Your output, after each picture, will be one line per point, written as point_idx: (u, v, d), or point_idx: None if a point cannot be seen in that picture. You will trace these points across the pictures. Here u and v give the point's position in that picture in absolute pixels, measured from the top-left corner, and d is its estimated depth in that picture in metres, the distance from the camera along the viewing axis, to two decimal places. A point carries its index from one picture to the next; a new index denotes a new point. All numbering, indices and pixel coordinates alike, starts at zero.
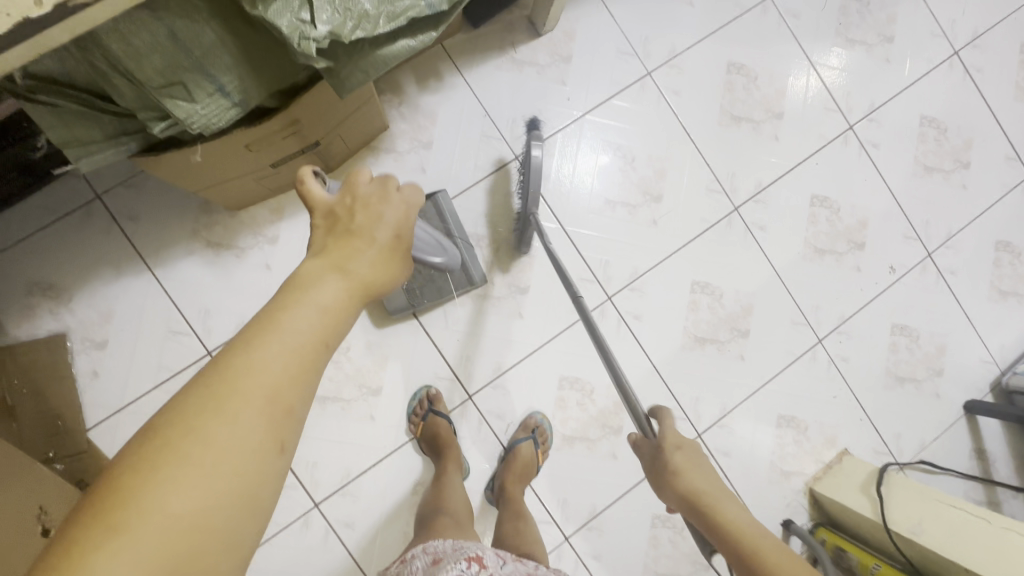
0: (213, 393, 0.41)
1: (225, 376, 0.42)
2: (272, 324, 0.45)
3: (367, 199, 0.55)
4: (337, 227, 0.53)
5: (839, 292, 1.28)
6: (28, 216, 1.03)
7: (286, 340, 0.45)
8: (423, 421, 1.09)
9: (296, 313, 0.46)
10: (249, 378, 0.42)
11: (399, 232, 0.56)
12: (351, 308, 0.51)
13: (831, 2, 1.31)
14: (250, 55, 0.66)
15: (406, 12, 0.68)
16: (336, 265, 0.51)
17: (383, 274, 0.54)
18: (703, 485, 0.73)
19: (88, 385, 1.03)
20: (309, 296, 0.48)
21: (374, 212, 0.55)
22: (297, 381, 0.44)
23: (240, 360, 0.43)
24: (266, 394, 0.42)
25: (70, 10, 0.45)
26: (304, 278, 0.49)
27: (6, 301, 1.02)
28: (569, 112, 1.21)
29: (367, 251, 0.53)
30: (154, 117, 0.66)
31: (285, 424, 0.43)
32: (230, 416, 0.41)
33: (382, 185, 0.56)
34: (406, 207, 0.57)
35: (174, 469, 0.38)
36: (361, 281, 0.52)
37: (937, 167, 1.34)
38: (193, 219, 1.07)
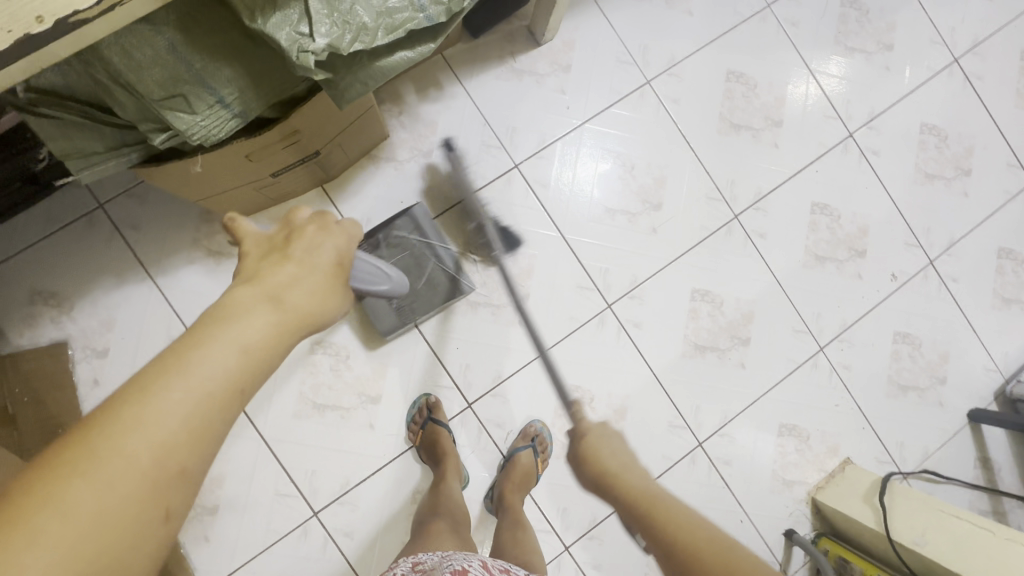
0: (105, 437, 0.38)
1: (121, 418, 0.39)
2: (183, 363, 0.42)
3: (307, 232, 0.56)
4: (273, 257, 0.53)
5: (840, 299, 1.27)
6: (31, 225, 1.04)
7: (197, 381, 0.42)
8: (422, 428, 1.09)
9: (211, 349, 0.44)
10: (148, 423, 0.39)
11: (336, 266, 0.56)
12: (278, 344, 0.48)
13: (830, 10, 1.31)
14: (250, 67, 0.67)
15: (404, 24, 0.69)
16: (269, 296, 0.50)
17: (318, 309, 0.53)
18: (611, 464, 0.72)
19: (88, 394, 1.04)
20: (229, 332, 0.45)
21: (311, 245, 0.55)
22: (203, 427, 0.42)
23: (142, 401, 0.40)
24: (166, 440, 0.40)
25: (70, 25, 0.46)
26: (228, 308, 0.47)
27: (8, 309, 1.03)
28: (568, 121, 1.21)
29: (302, 283, 0.52)
30: (155, 129, 0.66)
31: (185, 471, 0.41)
32: (121, 463, 0.38)
33: (320, 220, 0.57)
34: (344, 243, 0.58)
35: (43, 524, 0.35)
36: (294, 315, 0.50)
37: (937, 174, 1.34)
38: (194, 228, 1.08)
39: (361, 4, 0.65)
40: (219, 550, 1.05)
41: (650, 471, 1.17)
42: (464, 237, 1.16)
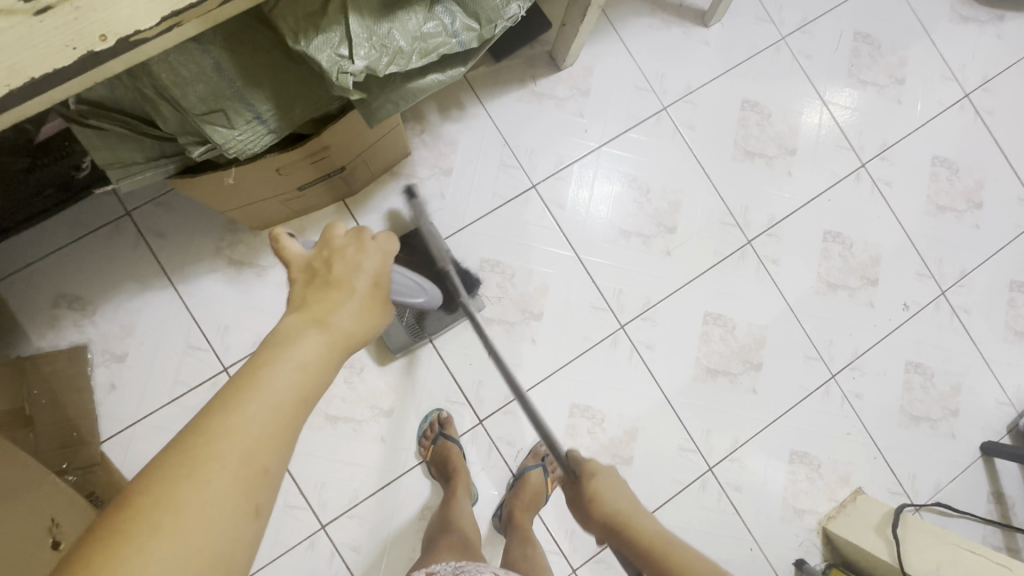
0: (188, 457, 0.41)
1: (202, 437, 0.42)
2: (251, 384, 0.45)
3: (347, 250, 0.56)
4: (318, 279, 0.55)
5: (852, 326, 1.28)
6: (58, 229, 1.06)
7: (265, 399, 0.45)
8: (433, 444, 1.09)
9: (274, 370, 0.47)
10: (229, 438, 0.42)
11: (378, 279, 0.57)
12: (333, 361, 0.51)
13: (842, 45, 1.35)
14: (288, 85, 0.69)
15: (437, 48, 0.71)
16: (317, 318, 0.52)
17: (365, 325, 0.54)
18: (619, 506, 0.81)
19: (105, 397, 1.05)
20: (289, 352, 0.48)
21: (352, 262, 0.56)
22: (274, 440, 0.44)
23: (218, 422, 0.42)
24: (243, 455, 0.42)
25: (129, 45, 0.48)
26: (284, 333, 0.50)
27: (31, 311, 1.04)
28: (586, 143, 1.24)
29: (349, 301, 0.54)
30: (194, 142, 0.69)
31: (263, 482, 0.43)
32: (207, 480, 0.40)
33: (357, 236, 0.57)
34: (386, 254, 0.58)
35: (146, 536, 0.38)
36: (345, 331, 0.52)
37: (949, 207, 1.35)
38: (217, 237, 1.10)
39: (398, 29, 0.68)
40: None
41: (659, 494, 1.16)
42: (480, 254, 1.17)
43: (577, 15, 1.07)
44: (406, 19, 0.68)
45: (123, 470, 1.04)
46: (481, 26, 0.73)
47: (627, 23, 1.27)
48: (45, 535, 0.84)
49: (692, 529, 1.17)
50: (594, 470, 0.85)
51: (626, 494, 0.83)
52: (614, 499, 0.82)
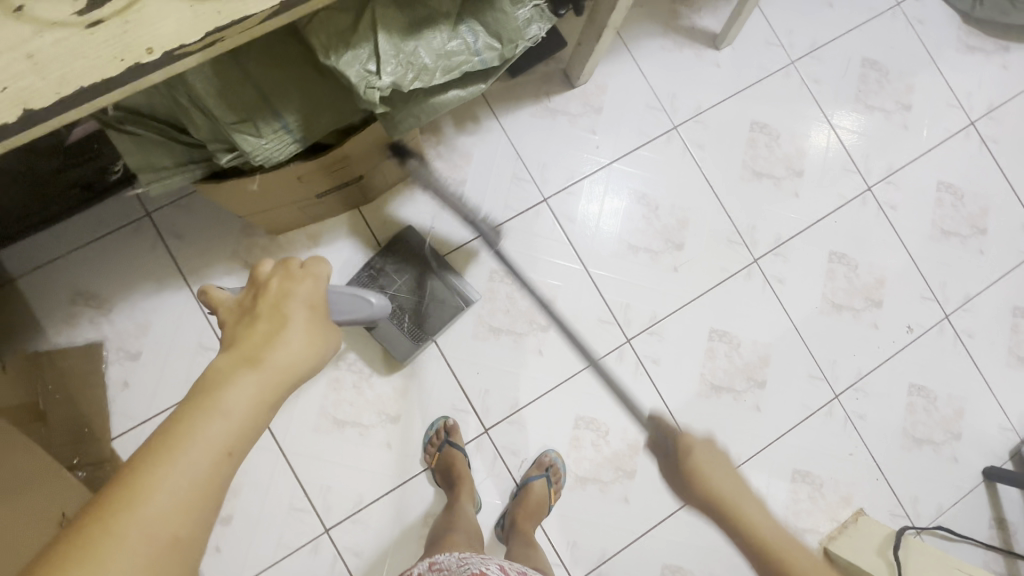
0: (93, 529, 0.39)
1: (108, 510, 0.40)
2: (165, 444, 0.43)
3: (273, 282, 0.55)
4: (249, 318, 0.53)
5: (856, 347, 1.29)
6: (79, 229, 1.08)
7: (178, 460, 0.42)
8: (438, 451, 1.10)
9: (193, 429, 0.44)
10: (136, 510, 0.40)
11: (314, 303, 0.55)
12: (264, 403, 0.48)
13: (851, 70, 1.38)
14: (314, 97, 0.72)
15: (460, 66, 0.74)
16: (247, 359, 0.49)
17: (303, 359, 0.52)
18: (719, 486, 0.72)
19: (117, 395, 1.06)
20: (211, 405, 0.46)
21: (282, 292, 0.54)
22: (189, 507, 0.42)
23: (122, 492, 0.40)
24: (149, 524, 0.40)
25: (174, 58, 0.51)
26: (208, 381, 0.48)
27: (48, 308, 1.06)
28: (597, 159, 1.26)
29: (282, 335, 0.52)
30: (222, 149, 0.71)
31: (175, 547, 0.41)
32: (106, 556, 0.38)
33: (284, 267, 0.55)
34: (316, 284, 0.56)
35: None
36: (277, 369, 0.50)
37: (954, 232, 1.37)
38: (233, 240, 1.12)
39: (424, 46, 0.70)
40: (229, 561, 1.05)
41: (661, 509, 1.17)
42: (490, 265, 1.19)
43: (593, 36, 1.10)
44: (431, 37, 0.71)
45: None
46: (502, 46, 0.75)
47: (640, 44, 1.30)
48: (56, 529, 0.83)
49: (694, 545, 1.17)
50: (694, 442, 0.77)
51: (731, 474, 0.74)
52: (718, 479, 0.73)
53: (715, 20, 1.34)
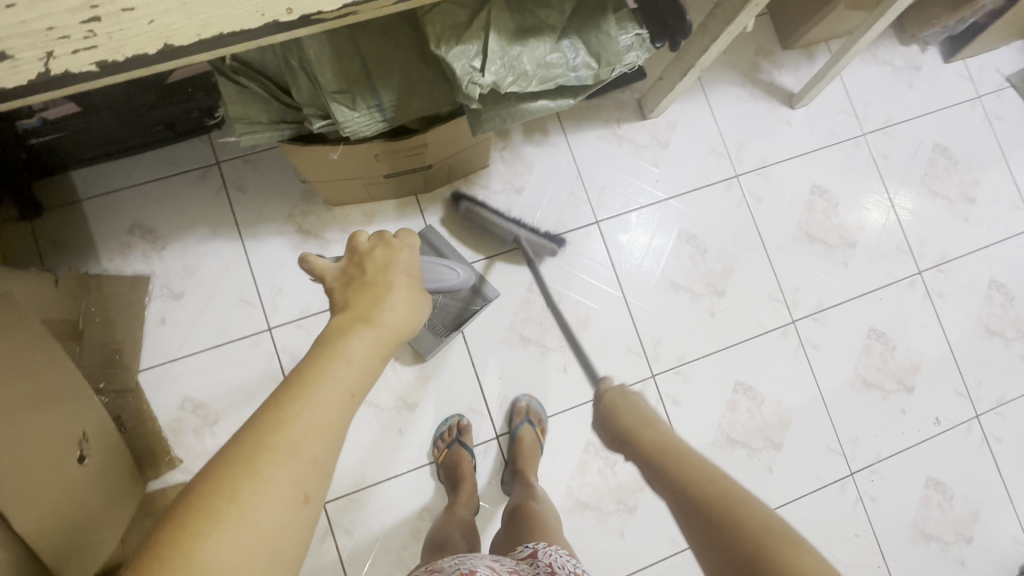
0: (247, 447, 0.40)
1: (258, 428, 0.41)
2: (302, 379, 0.45)
3: (374, 253, 0.58)
4: (355, 286, 0.56)
5: (880, 427, 1.26)
6: (151, 165, 1.12)
7: (315, 392, 0.44)
8: (447, 448, 1.10)
9: (326, 366, 0.47)
10: (284, 427, 0.42)
11: (411, 271, 0.58)
12: (378, 356, 0.51)
13: (920, 152, 1.37)
14: (412, 82, 0.75)
15: (556, 78, 0.76)
16: (362, 315, 0.52)
17: (406, 320, 0.55)
18: (630, 419, 0.68)
19: (153, 329, 1.09)
20: (339, 348, 0.48)
21: (381, 262, 0.58)
22: (327, 432, 0.43)
23: (271, 413, 0.42)
24: (295, 446, 0.41)
25: (308, 22, 0.53)
26: (332, 331, 0.51)
27: (105, 234, 1.10)
28: (655, 193, 1.27)
29: (389, 295, 0.55)
30: (317, 115, 0.73)
31: (317, 470, 0.42)
32: (261, 470, 0.39)
33: (381, 240, 0.59)
34: (411, 255, 0.60)
35: (206, 522, 0.37)
36: (386, 327, 0.52)
37: (998, 332, 1.34)
38: (292, 204, 1.15)
39: (527, 53, 0.73)
40: None
41: (655, 551, 1.15)
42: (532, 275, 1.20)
43: (676, 74, 1.12)
44: (536, 46, 0.73)
45: (151, 402, 1.07)
46: (599, 66, 0.77)
47: (716, 89, 1.32)
48: (75, 448, 0.86)
49: None
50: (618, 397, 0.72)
51: (670, 431, 0.65)
52: (654, 432, 0.65)
53: (795, 79, 1.35)
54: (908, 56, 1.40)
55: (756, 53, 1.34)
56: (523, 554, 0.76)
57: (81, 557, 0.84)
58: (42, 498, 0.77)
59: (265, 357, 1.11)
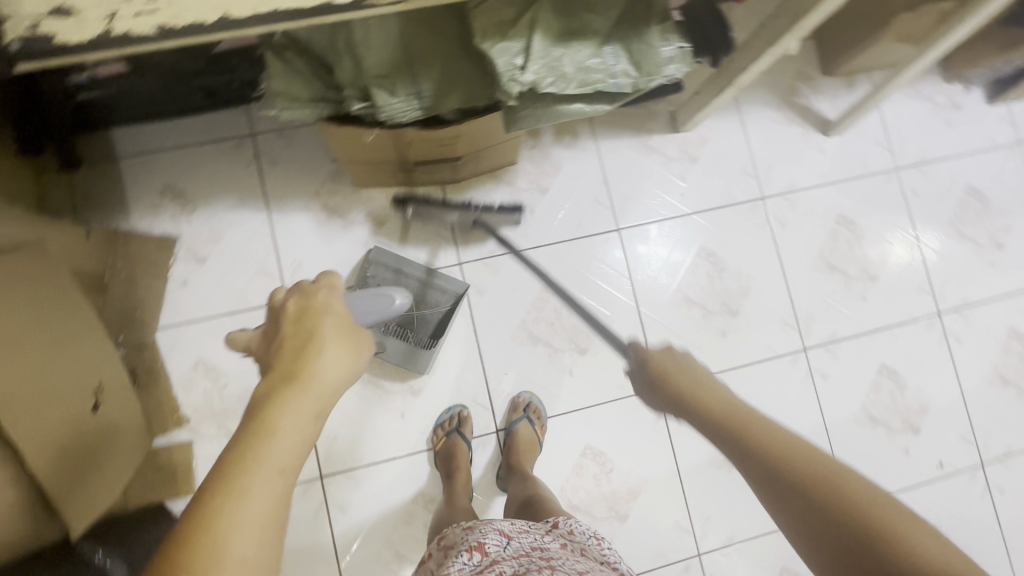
0: (172, 570, 0.39)
1: (185, 540, 0.40)
2: (225, 475, 0.43)
3: (291, 305, 0.55)
4: (279, 344, 0.53)
5: (881, 465, 1.25)
6: (188, 130, 1.14)
7: (240, 486, 0.43)
8: (445, 437, 1.12)
9: (250, 450, 0.45)
10: (209, 534, 0.41)
11: (335, 313, 0.55)
12: (310, 420, 0.48)
13: (953, 193, 1.35)
14: (453, 73, 0.76)
15: (594, 83, 0.76)
16: (285, 376, 0.50)
17: (338, 367, 0.52)
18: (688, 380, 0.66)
19: (173, 290, 1.11)
20: (262, 426, 0.46)
21: (300, 311, 0.55)
22: (258, 526, 0.42)
23: (195, 521, 0.41)
24: (222, 552, 0.40)
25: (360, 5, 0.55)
26: (254, 403, 0.48)
27: (138, 192, 1.12)
28: (679, 207, 1.27)
29: (314, 347, 0.52)
30: (356, 97, 0.75)
31: (256, 567, 0.41)
32: None
33: (298, 290, 0.56)
34: (331, 293, 0.56)
35: None
36: (314, 384, 0.50)
37: (1013, 382, 1.32)
38: (320, 181, 1.17)
39: (569, 56, 0.74)
40: None
41: (641, 562, 1.15)
42: (548, 275, 1.21)
43: (712, 90, 1.11)
44: (578, 49, 0.74)
45: (165, 360, 1.10)
46: (639, 75, 0.78)
47: (751, 109, 1.31)
48: (90, 395, 0.89)
49: None
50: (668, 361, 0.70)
51: (730, 394, 0.63)
52: (715, 397, 0.63)
53: (832, 107, 1.34)
54: (950, 94, 1.38)
55: (795, 77, 1.33)
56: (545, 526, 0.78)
57: (82, 502, 0.87)
58: (42, 433, 0.80)
59: None
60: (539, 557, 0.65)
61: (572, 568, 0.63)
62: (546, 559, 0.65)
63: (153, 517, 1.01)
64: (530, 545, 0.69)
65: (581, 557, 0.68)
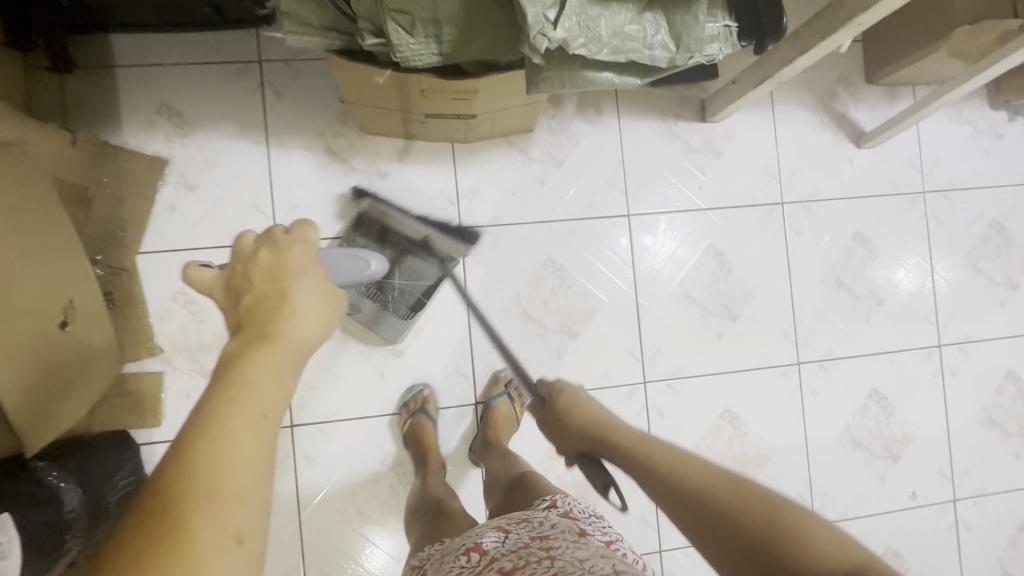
0: (159, 506, 0.37)
1: (166, 482, 0.38)
2: (206, 419, 0.40)
3: (262, 256, 0.51)
4: (247, 302, 0.49)
5: (854, 488, 1.24)
6: (192, 47, 1.07)
7: (220, 429, 0.40)
8: (411, 416, 1.07)
9: (227, 393, 0.42)
10: (191, 473, 0.38)
11: (311, 269, 0.51)
12: (290, 372, 0.45)
13: (976, 226, 1.31)
14: (478, 19, 0.69)
15: (629, 53, 0.71)
16: (257, 331, 0.46)
17: (314, 323, 0.48)
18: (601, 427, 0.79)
19: (161, 215, 1.07)
20: (241, 373, 0.43)
21: (272, 264, 0.50)
22: (242, 465, 0.40)
23: (177, 463, 0.38)
24: (213, 490, 0.38)
25: None
26: (228, 356, 0.45)
27: (133, 107, 1.06)
28: (694, 200, 1.22)
29: (287, 304, 0.48)
30: (370, 31, 0.69)
31: (248, 503, 0.39)
32: (178, 525, 0.36)
33: (270, 240, 0.52)
34: (306, 247, 0.52)
35: None
36: (290, 344, 0.46)
37: (1000, 424, 1.30)
38: (325, 122, 1.11)
39: (606, 18, 0.68)
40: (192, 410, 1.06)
41: None
42: (549, 253, 1.17)
43: (749, 82, 1.05)
44: (616, 12, 0.68)
45: (144, 287, 1.06)
46: (677, 51, 0.72)
47: (786, 109, 1.25)
48: (58, 311, 0.85)
49: None
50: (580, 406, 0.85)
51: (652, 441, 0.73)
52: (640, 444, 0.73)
53: (870, 117, 1.27)
54: (993, 121, 1.32)
55: (836, 81, 1.26)
56: (542, 504, 0.76)
57: (49, 420, 0.84)
58: (13, 346, 0.78)
59: None
60: (539, 547, 0.62)
61: (572, 556, 0.59)
62: (545, 547, 0.61)
63: (116, 450, 0.96)
64: (529, 534, 0.66)
65: (583, 544, 0.64)
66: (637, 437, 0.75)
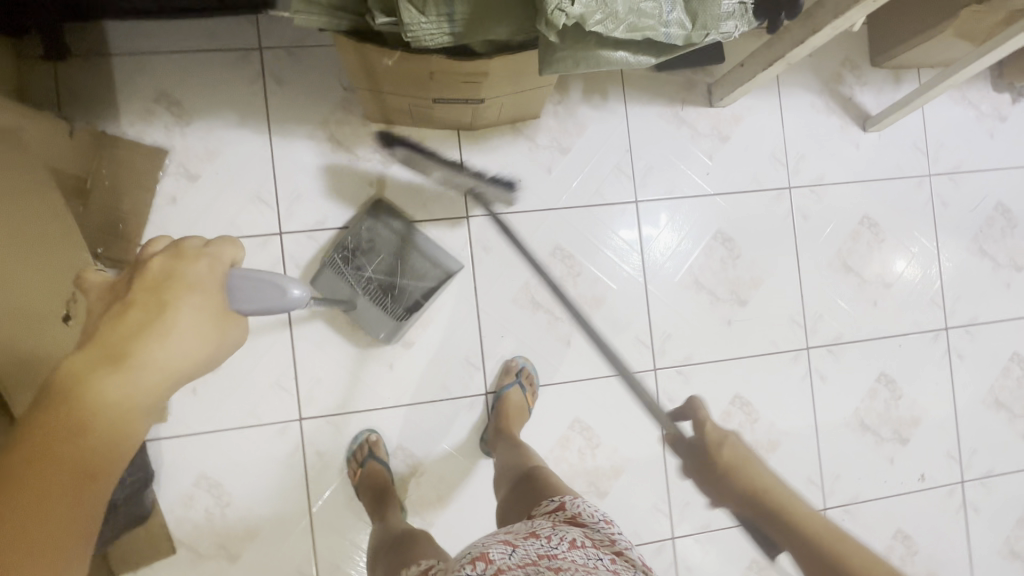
0: None
1: None
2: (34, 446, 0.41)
3: (157, 264, 0.50)
4: (122, 311, 0.48)
5: (864, 471, 1.25)
6: (189, 34, 1.05)
7: (44, 459, 0.41)
8: (360, 467, 1.04)
9: (62, 420, 0.43)
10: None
11: (207, 287, 0.51)
12: (140, 400, 0.46)
13: (982, 208, 1.31)
14: None
15: (644, 30, 0.69)
16: (119, 350, 0.46)
17: (185, 345, 0.49)
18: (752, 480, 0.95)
19: (161, 207, 1.05)
20: (84, 398, 0.44)
21: (165, 276, 0.50)
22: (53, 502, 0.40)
23: None
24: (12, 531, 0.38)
25: None
26: (77, 371, 0.45)
27: (129, 96, 1.03)
28: (701, 185, 1.21)
29: (164, 322, 0.48)
30: (380, 9, 0.68)
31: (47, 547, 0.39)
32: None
33: (173, 250, 0.51)
34: (213, 264, 0.52)
35: None
36: (150, 367, 0.47)
37: (1007, 406, 1.31)
38: (328, 110, 1.09)
39: None
40: (197, 406, 1.04)
41: None
42: (557, 241, 1.16)
43: (758, 64, 1.04)
44: None
45: None
46: (693, 28, 0.71)
47: (792, 93, 1.24)
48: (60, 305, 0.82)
49: None
50: (730, 458, 1.01)
51: (814, 516, 0.87)
52: (810, 522, 0.86)
53: (875, 100, 1.27)
54: (997, 103, 1.32)
55: (842, 64, 1.26)
56: (550, 507, 0.76)
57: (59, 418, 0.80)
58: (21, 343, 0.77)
59: (269, 260, 1.07)
60: (548, 568, 0.60)
61: None
62: (555, 568, 0.60)
63: None
64: (537, 549, 0.64)
65: (595, 566, 0.63)
66: (798, 512, 0.88)
